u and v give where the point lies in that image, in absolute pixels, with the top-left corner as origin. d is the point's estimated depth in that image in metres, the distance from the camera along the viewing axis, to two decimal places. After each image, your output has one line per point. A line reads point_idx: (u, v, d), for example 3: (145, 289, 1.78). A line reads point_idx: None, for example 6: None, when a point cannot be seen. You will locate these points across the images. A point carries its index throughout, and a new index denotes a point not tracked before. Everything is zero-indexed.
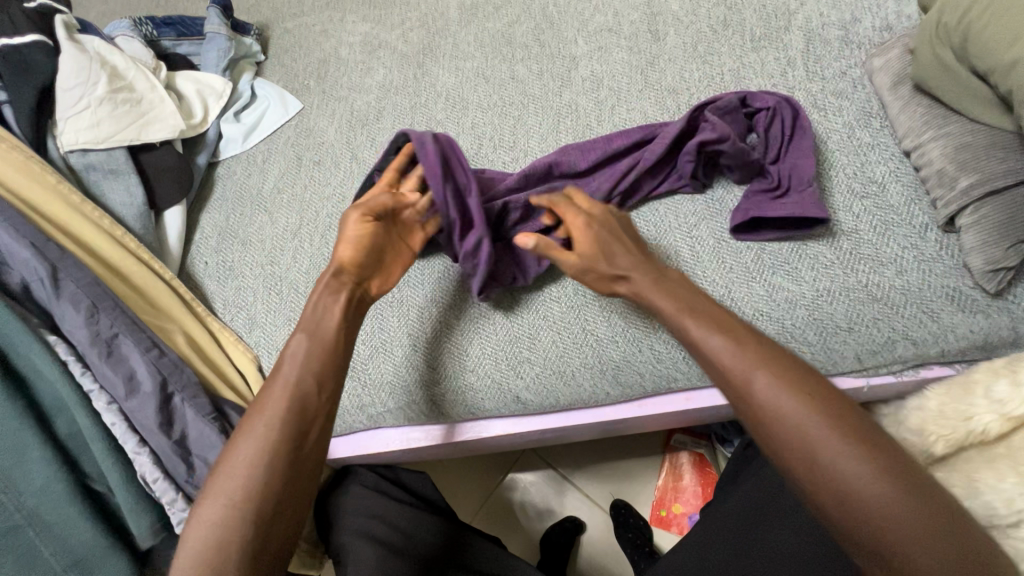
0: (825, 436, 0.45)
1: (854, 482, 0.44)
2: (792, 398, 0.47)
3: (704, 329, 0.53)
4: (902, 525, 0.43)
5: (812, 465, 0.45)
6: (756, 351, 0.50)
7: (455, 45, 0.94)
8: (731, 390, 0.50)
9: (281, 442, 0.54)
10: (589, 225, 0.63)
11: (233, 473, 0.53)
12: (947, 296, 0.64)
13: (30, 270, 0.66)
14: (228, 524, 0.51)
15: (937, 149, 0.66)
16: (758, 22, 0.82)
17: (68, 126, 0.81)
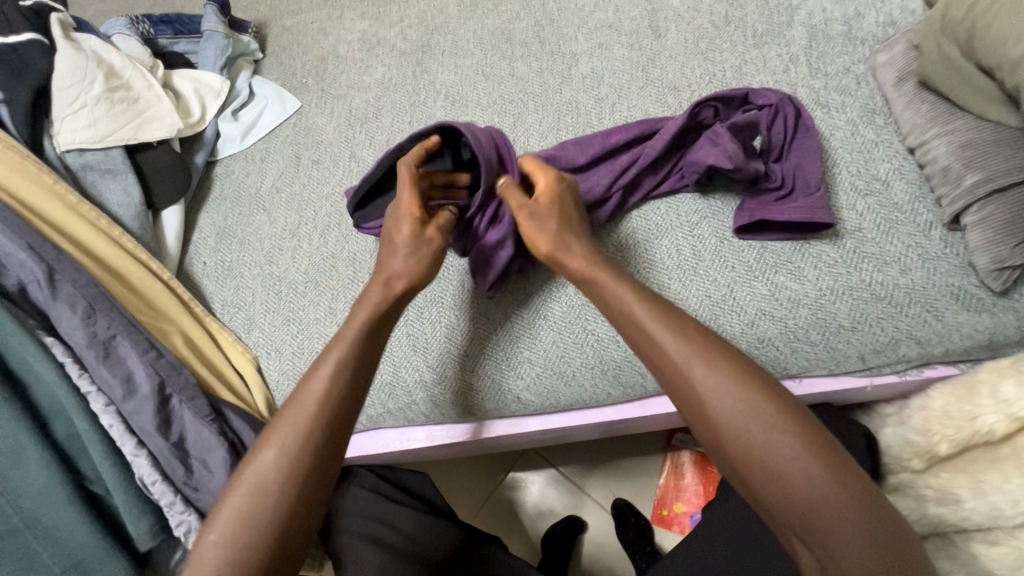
0: (759, 427, 0.47)
1: (787, 471, 0.46)
2: (729, 387, 0.49)
3: (650, 319, 0.54)
4: (824, 509, 0.45)
5: (744, 454, 0.47)
6: (696, 339, 0.52)
7: (454, 42, 0.94)
8: (673, 379, 0.52)
9: (313, 455, 0.54)
10: (558, 186, 0.65)
11: (261, 486, 0.52)
12: (952, 295, 0.63)
13: (27, 272, 0.65)
14: (252, 539, 0.50)
15: (942, 146, 0.66)
16: (760, 18, 0.81)
17: (65, 126, 0.81)
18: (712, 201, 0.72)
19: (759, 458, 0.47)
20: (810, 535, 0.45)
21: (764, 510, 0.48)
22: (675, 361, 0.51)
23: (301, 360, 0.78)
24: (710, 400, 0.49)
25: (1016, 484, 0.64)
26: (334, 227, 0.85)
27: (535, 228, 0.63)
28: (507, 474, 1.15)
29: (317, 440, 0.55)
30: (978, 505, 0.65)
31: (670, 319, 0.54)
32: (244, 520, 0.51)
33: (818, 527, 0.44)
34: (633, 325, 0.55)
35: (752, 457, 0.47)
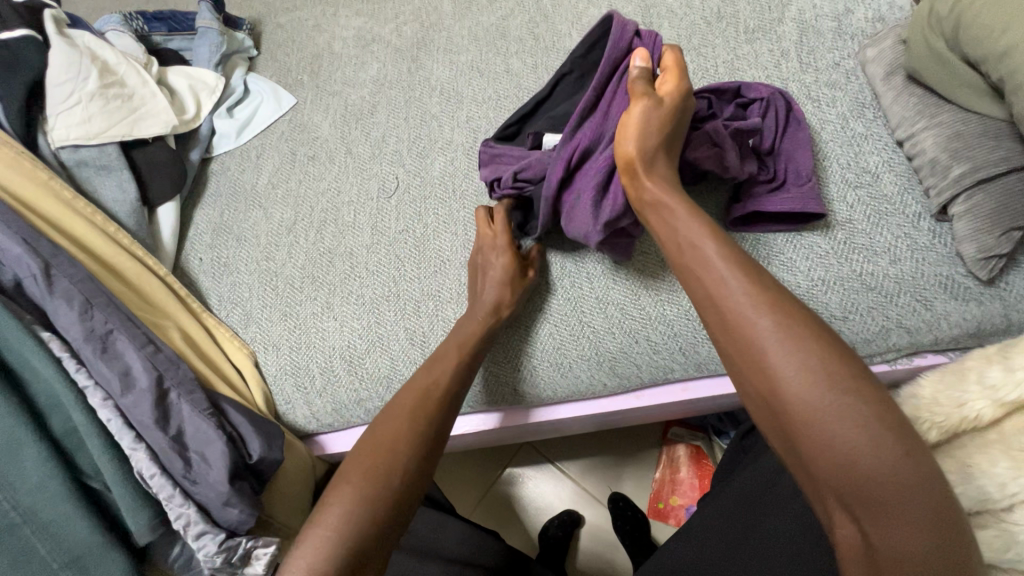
0: (821, 387, 0.43)
1: (847, 438, 0.42)
2: (797, 343, 0.45)
3: (725, 272, 0.50)
4: (888, 491, 0.41)
5: (800, 414, 0.44)
6: (767, 292, 0.48)
7: (449, 39, 0.94)
8: (732, 330, 0.49)
9: (427, 423, 0.61)
10: (680, 98, 0.64)
11: (389, 438, 0.59)
12: (941, 284, 0.65)
13: (22, 267, 0.65)
14: (382, 481, 0.56)
15: (930, 138, 0.67)
16: (752, 14, 0.82)
17: (58, 122, 0.80)
18: (706, 194, 0.73)
19: (816, 420, 0.43)
20: (857, 504, 0.42)
21: (809, 476, 0.45)
22: (739, 310, 0.48)
23: (299, 354, 0.79)
24: (772, 352, 0.46)
25: (1003, 468, 0.58)
26: (330, 222, 0.85)
27: (642, 122, 0.62)
28: (503, 470, 1.16)
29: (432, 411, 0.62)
30: (965, 490, 0.58)
31: (739, 269, 0.50)
32: (377, 465, 0.57)
33: (870, 495, 0.42)
34: (698, 271, 0.53)
35: (808, 418, 0.44)
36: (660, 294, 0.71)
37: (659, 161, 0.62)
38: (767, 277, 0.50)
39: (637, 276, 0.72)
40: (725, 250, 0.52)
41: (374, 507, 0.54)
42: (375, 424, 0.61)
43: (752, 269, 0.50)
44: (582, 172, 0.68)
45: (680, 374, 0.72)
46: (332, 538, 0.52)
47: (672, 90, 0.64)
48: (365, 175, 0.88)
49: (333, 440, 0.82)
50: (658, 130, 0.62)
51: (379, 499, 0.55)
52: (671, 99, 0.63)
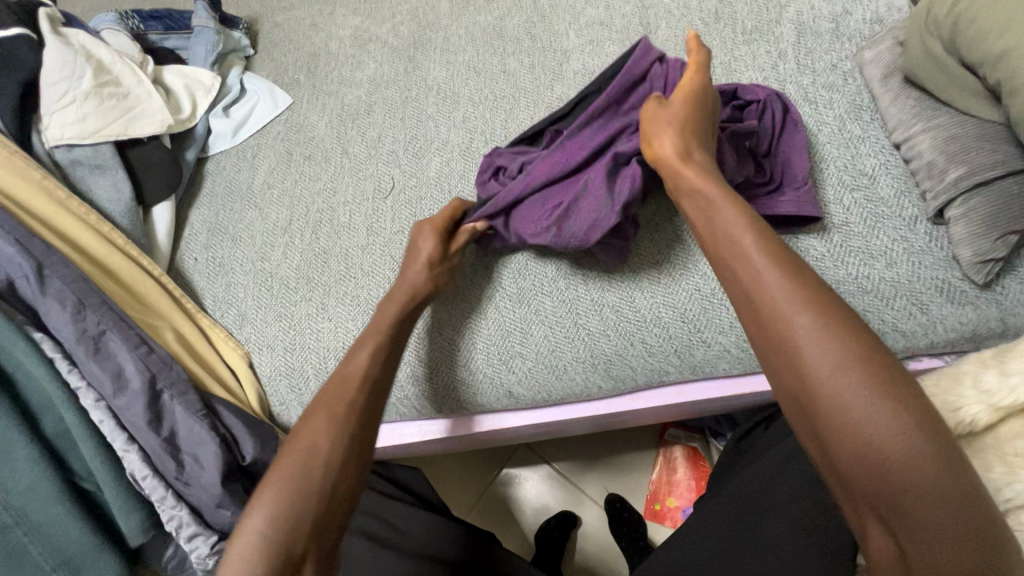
0: (857, 387, 0.43)
1: (885, 445, 0.41)
2: (834, 341, 0.44)
3: (762, 267, 0.49)
4: (924, 500, 0.41)
5: (836, 418, 0.43)
6: (805, 287, 0.47)
7: (446, 39, 0.94)
8: (767, 326, 0.47)
9: (353, 411, 0.58)
10: (695, 93, 0.64)
11: (315, 446, 0.55)
12: (937, 288, 0.65)
13: (15, 267, 0.65)
14: (307, 492, 0.52)
15: (927, 141, 0.66)
16: (749, 15, 0.82)
17: (53, 121, 0.80)
18: None
19: (848, 421, 0.43)
20: (889, 511, 0.42)
21: (836, 476, 0.45)
22: (775, 306, 0.47)
23: (294, 355, 0.78)
24: (808, 352, 0.45)
25: (997, 473, 0.58)
26: (326, 222, 0.85)
27: (655, 115, 0.63)
28: (500, 470, 1.16)
29: (359, 414, 0.58)
30: None
31: (777, 261, 0.49)
32: (304, 475, 0.53)
33: (901, 499, 0.41)
34: (734, 264, 0.51)
35: (842, 418, 0.43)
36: (655, 295, 0.71)
37: (693, 146, 0.61)
38: (806, 273, 0.48)
39: (631, 277, 0.72)
40: (764, 239, 0.50)
41: (303, 505, 0.52)
42: (295, 432, 0.56)
43: (789, 261, 0.49)
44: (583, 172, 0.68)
45: (675, 377, 0.72)
46: (260, 541, 0.50)
47: (691, 82, 0.65)
48: (361, 175, 0.87)
49: None
50: (680, 117, 0.62)
51: (303, 512, 0.51)
52: (689, 90, 0.65)
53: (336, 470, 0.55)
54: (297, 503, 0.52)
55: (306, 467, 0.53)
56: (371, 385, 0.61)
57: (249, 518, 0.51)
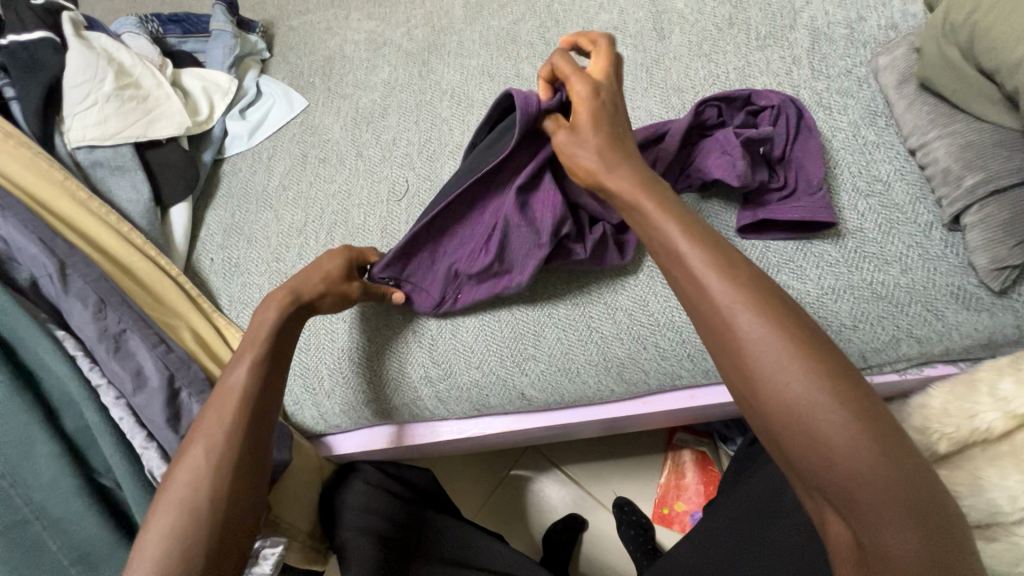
0: (803, 381, 0.42)
1: (831, 436, 0.41)
2: (774, 336, 0.44)
3: (696, 262, 0.48)
4: (876, 491, 0.40)
5: (780, 411, 0.43)
6: (745, 284, 0.46)
7: (460, 43, 0.95)
8: (710, 324, 0.47)
9: (240, 436, 0.56)
10: (593, 104, 0.59)
11: (193, 480, 0.53)
12: (952, 294, 0.64)
13: (39, 266, 0.67)
14: (197, 525, 0.51)
15: (942, 147, 0.66)
16: (763, 20, 0.82)
17: (75, 122, 0.82)
18: (715, 200, 0.73)
19: (797, 416, 0.42)
20: (843, 504, 0.41)
21: (794, 471, 0.44)
22: (716, 304, 0.46)
23: (307, 356, 0.78)
24: (749, 348, 0.44)
25: (1014, 481, 0.58)
26: (341, 224, 0.86)
27: (567, 151, 0.60)
28: (508, 473, 1.16)
29: (245, 436, 0.56)
30: (976, 503, 0.58)
31: (718, 260, 0.48)
32: (189, 509, 0.51)
33: (855, 493, 0.40)
34: (673, 262, 0.50)
35: (791, 414, 0.42)
36: (669, 300, 0.71)
37: (614, 162, 0.57)
38: (739, 265, 0.48)
39: (646, 281, 0.72)
40: (699, 240, 0.49)
41: (196, 537, 0.50)
42: (173, 465, 0.54)
43: (725, 259, 0.48)
44: (495, 211, 0.70)
45: (688, 380, 0.72)
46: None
47: (586, 87, 0.60)
48: (375, 177, 0.88)
49: (341, 440, 0.83)
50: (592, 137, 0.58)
51: (196, 541, 0.50)
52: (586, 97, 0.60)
53: (221, 499, 0.53)
54: (185, 539, 0.50)
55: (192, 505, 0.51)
56: (253, 400, 0.58)
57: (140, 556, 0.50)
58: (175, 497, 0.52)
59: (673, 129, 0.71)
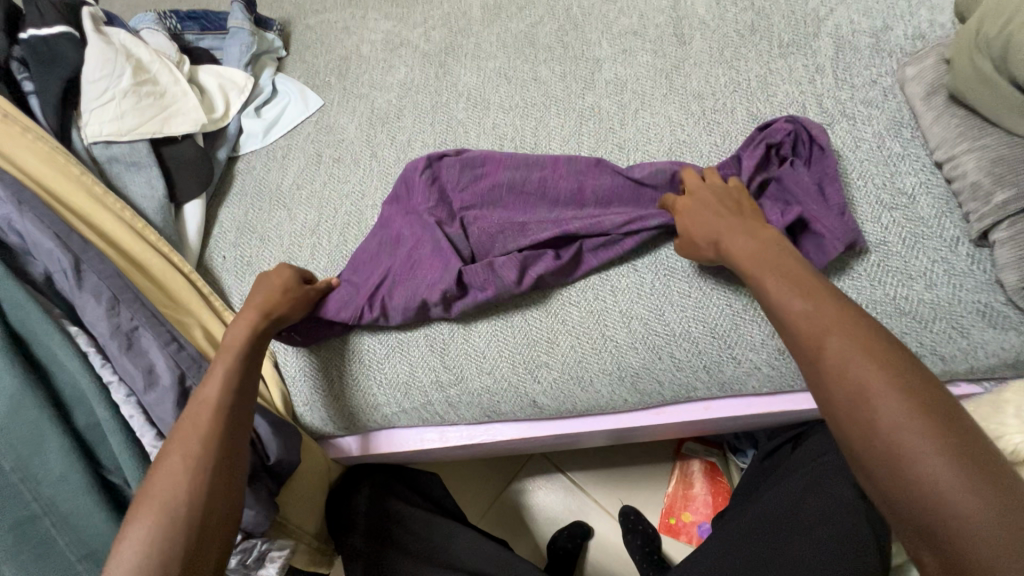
0: (890, 404, 0.44)
1: (915, 456, 0.42)
2: (862, 360, 0.46)
3: (785, 290, 0.53)
4: (970, 518, 0.39)
5: (863, 427, 0.44)
6: (832, 310, 0.50)
7: (478, 45, 0.94)
8: (799, 345, 0.51)
9: (217, 442, 0.57)
10: (703, 195, 0.66)
11: (170, 480, 0.53)
12: (978, 312, 0.63)
13: (54, 261, 0.67)
14: (172, 523, 0.51)
15: (972, 161, 0.65)
16: (787, 28, 0.81)
17: (92, 118, 0.82)
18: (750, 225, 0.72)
19: (885, 439, 0.43)
20: (930, 529, 0.40)
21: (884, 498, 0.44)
22: (801, 326, 0.51)
23: (315, 359, 0.77)
24: (832, 364, 0.47)
25: None
26: (354, 225, 0.85)
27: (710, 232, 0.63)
28: (514, 477, 1.15)
29: (221, 442, 0.57)
30: None
31: (803, 291, 0.52)
32: (164, 507, 0.52)
33: (943, 519, 0.40)
34: (766, 285, 0.55)
35: (879, 437, 0.43)
36: (685, 310, 0.70)
37: (724, 227, 0.62)
38: (830, 296, 0.51)
39: (662, 290, 0.71)
40: (788, 281, 0.54)
41: (171, 537, 0.50)
42: (149, 475, 0.55)
43: (811, 287, 0.53)
44: (422, 254, 0.73)
45: (703, 393, 0.71)
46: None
47: (694, 197, 0.67)
48: (389, 178, 0.87)
49: (352, 441, 0.82)
50: (705, 221, 0.64)
51: (174, 541, 0.50)
52: (694, 201, 0.67)
53: (195, 497, 0.53)
54: (160, 541, 0.50)
55: (169, 509, 0.51)
56: (229, 411, 0.59)
57: (118, 552, 0.50)
58: (153, 502, 0.52)
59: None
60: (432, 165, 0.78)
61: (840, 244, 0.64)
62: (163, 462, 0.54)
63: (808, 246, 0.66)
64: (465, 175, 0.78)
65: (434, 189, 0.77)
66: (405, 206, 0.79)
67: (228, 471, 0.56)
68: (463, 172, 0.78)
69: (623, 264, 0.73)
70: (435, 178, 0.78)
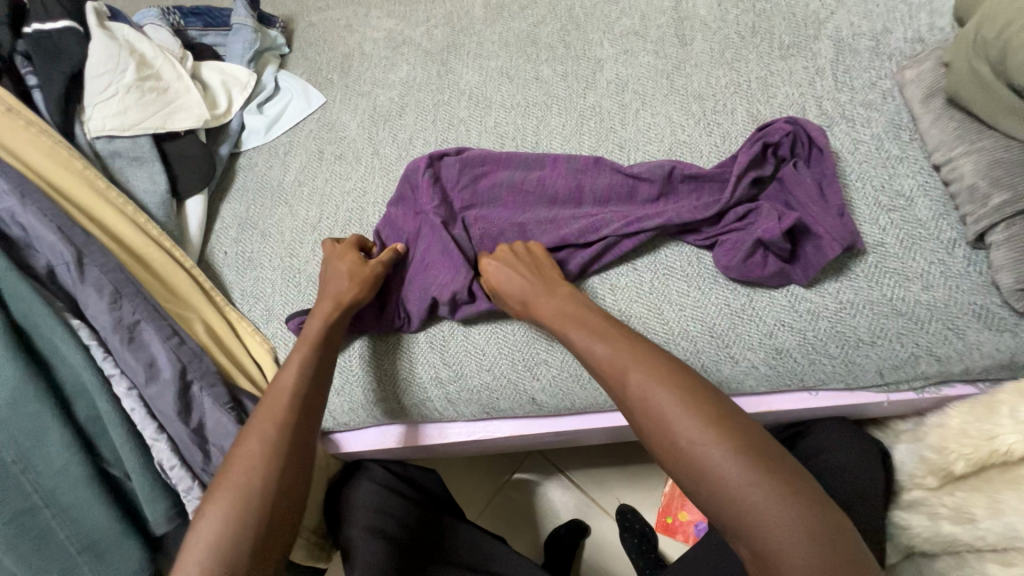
0: (686, 423, 0.49)
1: (714, 470, 0.47)
2: (658, 390, 0.52)
3: (590, 336, 0.59)
4: (762, 513, 0.45)
5: (672, 452, 0.50)
6: (627, 348, 0.57)
7: (480, 44, 0.95)
8: (612, 387, 0.56)
9: (295, 432, 0.58)
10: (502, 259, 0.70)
11: (248, 466, 0.55)
12: (975, 313, 0.63)
13: (57, 255, 0.67)
14: (250, 510, 0.52)
15: (970, 164, 0.65)
16: (787, 30, 0.82)
17: (95, 113, 0.83)
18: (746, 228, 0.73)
19: (687, 456, 0.48)
20: (740, 532, 0.46)
21: (704, 508, 0.49)
22: (608, 372, 0.56)
23: None
24: (639, 402, 0.52)
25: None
26: (355, 222, 0.86)
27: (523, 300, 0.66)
28: (511, 475, 1.16)
29: (292, 438, 0.58)
30: (994, 526, 0.65)
31: (603, 335, 0.59)
32: (241, 495, 0.53)
33: (746, 519, 0.45)
34: (576, 335, 0.61)
35: (681, 452, 0.49)
36: (684, 308, 0.70)
37: (534, 281, 0.67)
38: (625, 336, 0.58)
39: (662, 290, 0.71)
40: (591, 326, 0.60)
41: (246, 524, 0.52)
42: (228, 458, 0.56)
43: (609, 331, 0.59)
44: (433, 257, 0.74)
45: None
46: (205, 561, 0.49)
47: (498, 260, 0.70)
48: (391, 176, 0.88)
49: (349, 438, 0.82)
50: (512, 281, 0.68)
51: (247, 528, 0.52)
52: (502, 261, 0.70)
53: (272, 484, 0.54)
54: (236, 526, 0.51)
55: (247, 495, 0.53)
56: (306, 401, 0.61)
57: (195, 534, 0.51)
58: (231, 486, 0.53)
59: (725, 237, 0.69)
60: (433, 164, 0.79)
61: (835, 250, 0.64)
62: (244, 445, 0.56)
63: (805, 246, 0.66)
64: (468, 175, 0.79)
65: (436, 189, 0.77)
66: (410, 206, 0.79)
67: (301, 465, 0.57)
68: (463, 171, 0.78)
69: (623, 264, 0.74)
70: (433, 177, 0.78)
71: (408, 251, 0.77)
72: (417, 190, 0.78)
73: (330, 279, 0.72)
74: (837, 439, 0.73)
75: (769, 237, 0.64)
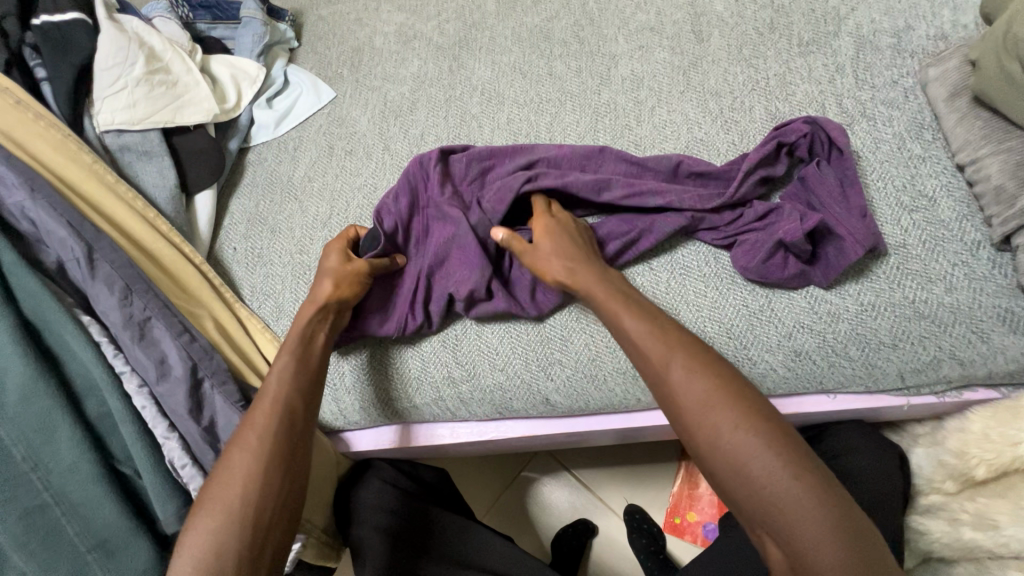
0: (726, 416, 0.49)
1: (749, 461, 0.47)
2: (698, 378, 0.52)
3: (631, 320, 0.59)
4: (794, 508, 0.45)
5: (708, 440, 0.50)
6: (667, 336, 0.56)
7: (492, 39, 0.93)
8: (649, 372, 0.55)
9: (279, 442, 0.57)
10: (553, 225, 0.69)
11: (230, 482, 0.55)
12: (999, 317, 0.62)
13: (67, 250, 0.66)
14: (234, 524, 0.52)
15: (996, 164, 0.64)
16: (807, 26, 0.80)
17: (104, 106, 0.81)
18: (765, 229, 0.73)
19: (723, 446, 0.49)
20: (767, 524, 0.46)
21: (731, 501, 0.49)
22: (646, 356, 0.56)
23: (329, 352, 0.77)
24: (678, 387, 0.52)
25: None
26: (366, 218, 0.85)
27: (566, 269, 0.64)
28: (519, 474, 1.15)
29: (276, 444, 0.57)
30: (1017, 532, 0.65)
31: (644, 319, 0.58)
32: (224, 510, 0.53)
33: (776, 513, 0.46)
34: (615, 317, 0.60)
35: (717, 440, 0.49)
36: (701, 309, 0.69)
37: (571, 255, 0.66)
38: (666, 323, 0.58)
39: (678, 291, 0.70)
40: (632, 309, 0.60)
41: (230, 541, 0.52)
42: (215, 472, 0.56)
43: (650, 315, 0.59)
44: (447, 257, 0.72)
45: None
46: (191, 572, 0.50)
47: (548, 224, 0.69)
48: (402, 172, 0.87)
49: (359, 436, 0.81)
50: (555, 249, 0.66)
51: (229, 542, 0.51)
52: (551, 231, 0.68)
53: (254, 497, 0.54)
54: (218, 540, 0.52)
55: (234, 510, 0.53)
56: (291, 407, 0.60)
57: (185, 545, 0.52)
58: (215, 503, 0.54)
59: (744, 237, 0.68)
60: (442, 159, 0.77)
61: (858, 250, 0.63)
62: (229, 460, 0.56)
63: (826, 248, 0.65)
64: (479, 174, 0.77)
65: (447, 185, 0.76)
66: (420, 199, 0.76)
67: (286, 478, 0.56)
68: (475, 167, 0.77)
69: (639, 264, 0.73)
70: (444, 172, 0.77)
71: (420, 245, 0.75)
72: (426, 184, 0.76)
73: (317, 280, 0.71)
74: (856, 441, 0.72)
75: (790, 238, 0.63)
